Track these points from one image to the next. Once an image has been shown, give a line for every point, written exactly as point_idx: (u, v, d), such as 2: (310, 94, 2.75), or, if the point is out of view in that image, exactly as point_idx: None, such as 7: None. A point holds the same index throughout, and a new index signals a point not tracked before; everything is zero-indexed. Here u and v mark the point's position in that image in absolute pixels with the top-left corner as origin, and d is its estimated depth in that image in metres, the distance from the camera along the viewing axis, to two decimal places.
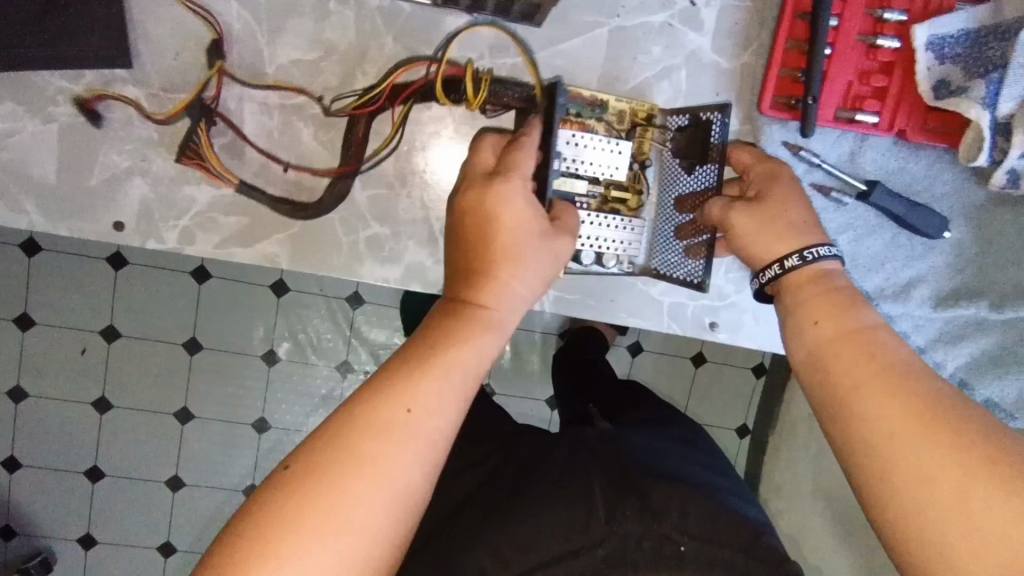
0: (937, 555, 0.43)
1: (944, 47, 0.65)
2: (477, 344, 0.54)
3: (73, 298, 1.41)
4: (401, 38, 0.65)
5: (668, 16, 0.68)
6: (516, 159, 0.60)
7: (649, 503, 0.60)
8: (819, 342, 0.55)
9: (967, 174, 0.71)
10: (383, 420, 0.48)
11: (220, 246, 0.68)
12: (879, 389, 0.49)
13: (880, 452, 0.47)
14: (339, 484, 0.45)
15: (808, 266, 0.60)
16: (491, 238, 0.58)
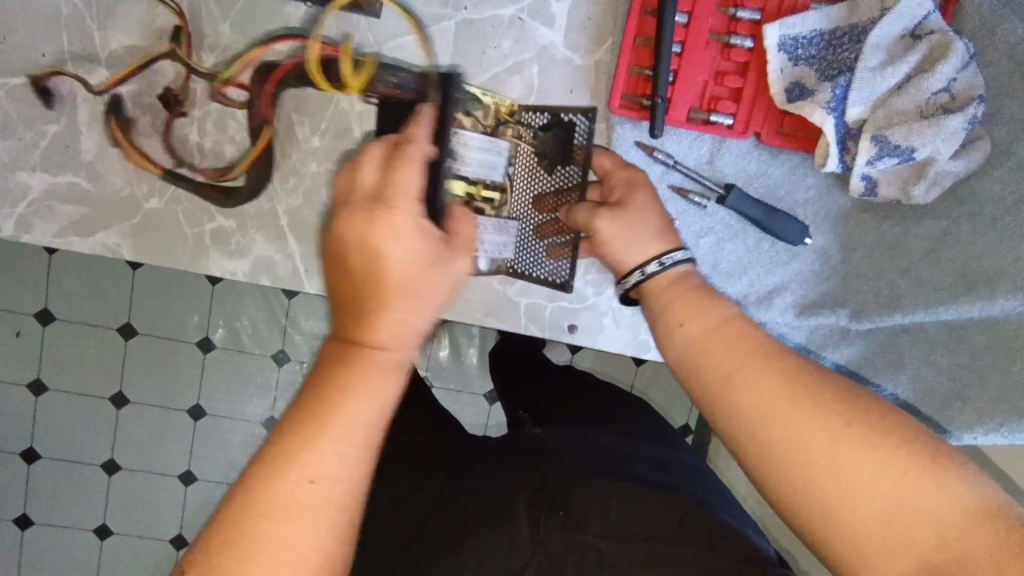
0: (823, 517, 0.45)
1: (796, 48, 0.63)
2: (369, 394, 0.49)
3: (5, 281, 1.41)
4: (238, 25, 0.64)
5: (517, 9, 0.66)
6: (401, 179, 0.51)
7: (572, 515, 0.60)
8: (699, 334, 0.53)
9: (830, 179, 0.69)
10: (283, 497, 0.46)
11: (59, 234, 0.67)
12: (757, 377, 0.49)
13: (769, 446, 0.47)
14: (249, 570, 0.46)
15: (667, 271, 0.58)
16: (378, 280, 0.50)
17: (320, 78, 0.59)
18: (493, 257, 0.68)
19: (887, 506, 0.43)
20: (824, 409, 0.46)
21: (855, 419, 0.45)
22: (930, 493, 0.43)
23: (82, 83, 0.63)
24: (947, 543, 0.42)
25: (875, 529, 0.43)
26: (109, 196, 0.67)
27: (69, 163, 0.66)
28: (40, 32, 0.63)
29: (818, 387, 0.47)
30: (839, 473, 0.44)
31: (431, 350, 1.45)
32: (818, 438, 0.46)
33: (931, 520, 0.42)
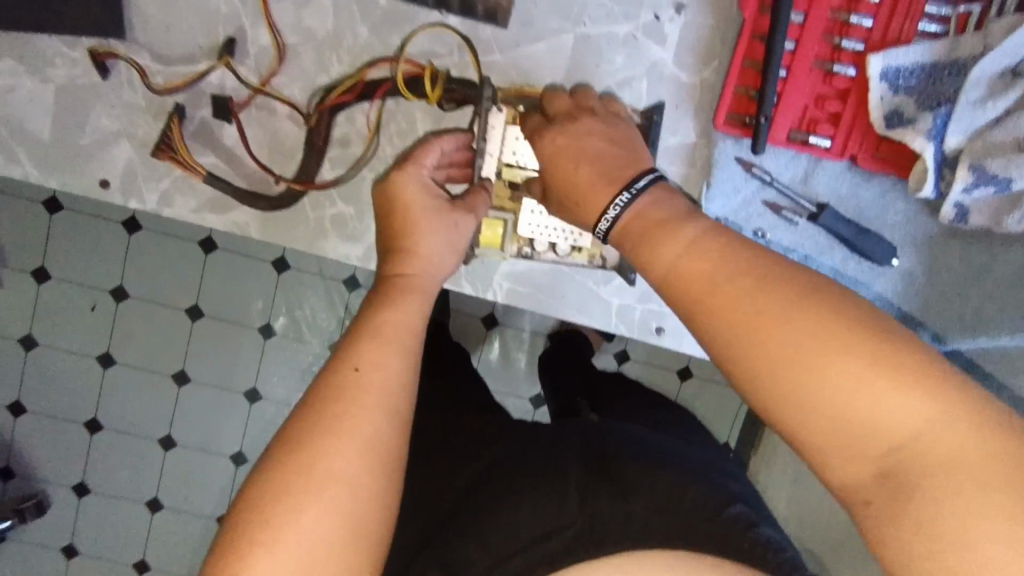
0: (800, 433, 0.42)
1: (898, 79, 0.67)
2: (404, 307, 0.60)
3: (80, 255, 1.41)
4: (375, 29, 0.69)
5: (632, 28, 0.70)
6: (419, 150, 0.68)
7: (620, 487, 0.64)
8: (675, 257, 0.48)
9: (920, 205, 0.71)
10: (337, 386, 0.55)
11: (196, 210, 0.73)
12: (722, 290, 0.45)
13: (751, 362, 0.43)
14: (306, 451, 0.52)
15: (625, 213, 0.53)
16: (399, 220, 0.66)
17: (404, 91, 0.68)
18: (571, 245, 0.73)
19: (835, 417, 0.40)
20: (779, 322, 0.42)
21: (801, 334, 0.42)
22: (883, 406, 0.39)
23: (143, 78, 0.68)
24: (902, 446, 0.39)
25: (844, 448, 0.41)
26: (244, 178, 0.73)
27: (212, 147, 0.72)
28: (199, 26, 0.69)
29: (775, 302, 0.43)
30: (785, 386, 0.42)
31: (483, 351, 1.45)
32: (770, 350, 0.42)
33: (884, 430, 0.39)
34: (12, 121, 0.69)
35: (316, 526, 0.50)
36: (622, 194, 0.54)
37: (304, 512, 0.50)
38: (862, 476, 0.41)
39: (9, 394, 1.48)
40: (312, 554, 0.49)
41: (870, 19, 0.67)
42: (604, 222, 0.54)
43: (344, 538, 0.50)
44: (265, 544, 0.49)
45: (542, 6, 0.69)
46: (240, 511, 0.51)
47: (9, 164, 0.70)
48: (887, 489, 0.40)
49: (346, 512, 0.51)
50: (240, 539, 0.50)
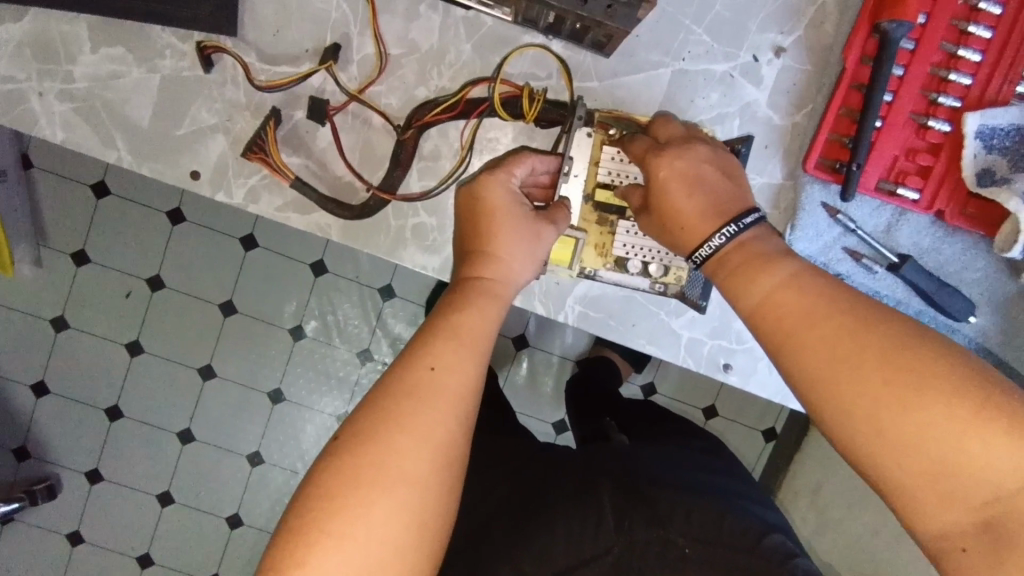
0: (882, 467, 0.43)
1: (993, 138, 0.67)
2: (484, 311, 0.57)
3: (122, 240, 1.40)
4: (478, 47, 0.71)
5: (729, 67, 0.71)
6: (510, 159, 0.65)
7: (657, 510, 0.61)
8: (770, 289, 0.50)
9: (1001, 265, 0.72)
10: (411, 383, 0.51)
11: (280, 209, 0.73)
12: (819, 325, 0.46)
13: (836, 389, 0.44)
14: (375, 449, 0.48)
15: (729, 244, 0.55)
16: (480, 223, 0.62)
17: (501, 112, 0.69)
18: (663, 265, 0.72)
19: (919, 448, 0.41)
20: (876, 361, 0.43)
21: (903, 376, 0.42)
22: (989, 457, 0.40)
23: (247, 75, 0.69)
24: (1005, 498, 0.40)
25: (924, 484, 0.42)
26: (331, 182, 0.73)
27: (304, 149, 0.72)
28: (309, 31, 0.70)
29: (874, 340, 0.44)
30: (882, 423, 0.43)
31: (511, 369, 1.41)
32: (868, 389, 0.43)
33: (986, 480, 0.40)
34: (114, 106, 0.70)
35: (382, 526, 0.47)
36: (729, 225, 0.55)
37: (373, 510, 0.46)
38: (959, 524, 0.41)
39: (33, 373, 1.45)
40: (378, 554, 0.46)
41: (970, 77, 0.68)
42: (704, 249, 0.55)
43: (410, 540, 0.47)
44: (332, 541, 0.45)
45: (644, 38, 0.70)
46: (300, 507, 0.47)
47: (105, 148, 0.71)
48: (985, 538, 0.41)
49: (414, 515, 0.48)
50: (302, 534, 0.46)
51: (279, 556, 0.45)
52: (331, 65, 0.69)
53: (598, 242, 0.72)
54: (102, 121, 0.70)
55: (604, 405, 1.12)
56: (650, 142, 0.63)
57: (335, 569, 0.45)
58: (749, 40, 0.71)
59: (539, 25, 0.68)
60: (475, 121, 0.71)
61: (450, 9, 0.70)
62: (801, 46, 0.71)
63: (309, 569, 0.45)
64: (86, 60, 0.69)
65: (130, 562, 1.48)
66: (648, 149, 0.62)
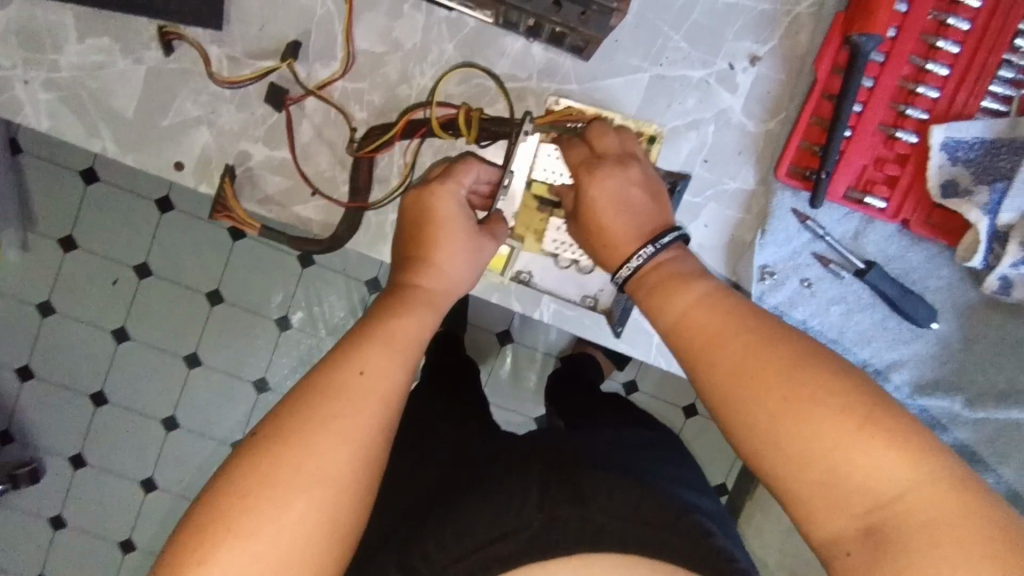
0: (779, 475, 0.47)
1: (958, 150, 0.69)
2: (417, 318, 0.58)
3: (110, 227, 1.40)
4: (460, 47, 0.72)
5: (706, 73, 0.73)
6: (460, 167, 0.64)
7: (581, 489, 0.62)
8: (686, 307, 0.54)
9: (963, 273, 0.74)
10: (337, 384, 0.51)
11: (261, 203, 0.75)
12: (728, 342, 0.50)
13: (743, 403, 0.48)
14: (295, 447, 0.49)
15: (648, 265, 0.57)
16: (423, 230, 0.62)
17: (440, 134, 0.69)
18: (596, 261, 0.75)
19: (812, 460, 0.46)
20: (774, 376, 0.48)
21: (796, 390, 0.47)
22: (870, 464, 0.44)
23: (206, 67, 0.70)
24: (883, 505, 0.44)
25: (814, 492, 0.46)
26: (312, 176, 0.74)
27: (286, 143, 0.73)
28: (293, 26, 0.71)
29: (773, 357, 0.48)
30: (777, 436, 0.47)
31: (494, 364, 1.43)
32: (767, 402, 0.47)
33: (866, 489, 0.45)
34: (99, 96, 0.71)
35: (292, 525, 0.47)
36: (648, 245, 0.58)
37: (285, 507, 0.47)
38: (844, 530, 0.45)
39: (19, 357, 1.45)
40: (286, 553, 0.47)
41: (937, 91, 0.70)
42: (625, 270, 0.58)
43: (321, 538, 0.48)
44: (241, 534, 0.47)
45: (623, 43, 0.72)
46: (214, 495, 0.48)
47: (90, 138, 0.72)
48: (865, 544, 0.45)
49: (326, 517, 0.48)
50: (217, 522, 0.47)
51: (190, 541, 0.47)
52: (292, 62, 0.70)
53: (536, 231, 0.75)
54: (87, 110, 0.71)
55: (571, 391, 1.13)
56: (589, 150, 0.64)
57: (239, 561, 0.46)
58: (725, 47, 0.72)
59: (520, 28, 0.69)
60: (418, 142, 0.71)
61: (432, 10, 0.71)
62: (775, 54, 0.72)
63: (215, 558, 0.46)
64: (71, 50, 0.70)
65: (113, 547, 1.49)
66: (589, 159, 0.63)
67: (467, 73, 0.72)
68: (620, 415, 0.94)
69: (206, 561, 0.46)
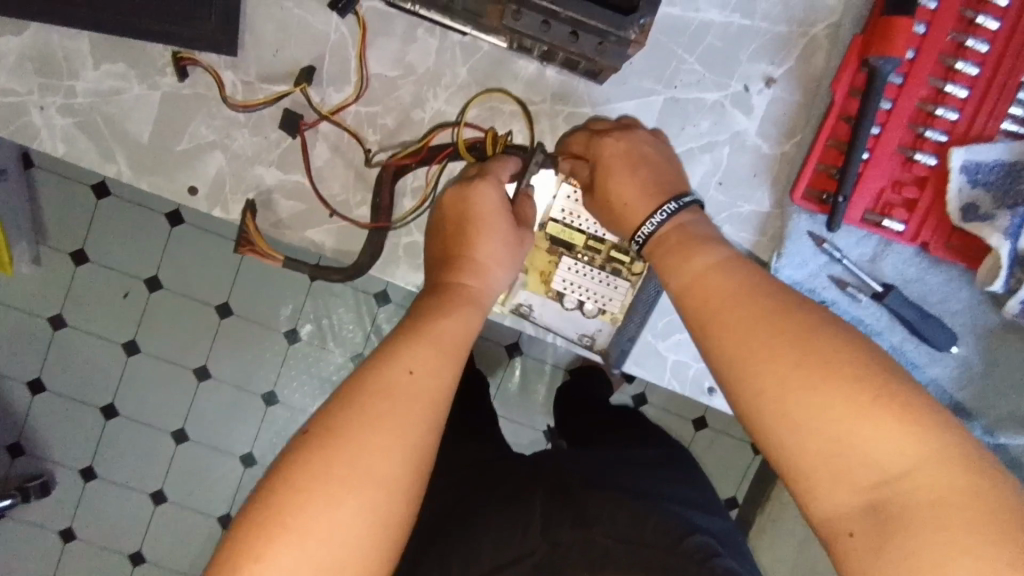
0: (788, 444, 0.47)
1: (978, 173, 0.68)
2: (462, 316, 0.56)
3: (121, 241, 1.41)
4: (474, 71, 0.72)
5: (721, 96, 0.72)
6: (495, 165, 0.65)
7: (584, 513, 0.60)
8: (702, 269, 0.55)
9: (983, 297, 0.73)
10: (387, 382, 0.49)
11: (275, 225, 0.74)
12: (739, 306, 0.51)
13: (755, 368, 0.48)
14: (348, 446, 0.46)
15: (667, 222, 0.59)
16: (467, 229, 0.61)
17: (466, 155, 0.71)
18: (599, 306, 0.76)
19: (825, 431, 0.45)
20: (788, 341, 0.48)
21: (808, 358, 0.47)
22: (878, 438, 0.44)
23: (221, 92, 0.70)
24: (891, 481, 0.44)
25: (823, 467, 0.45)
26: (325, 199, 0.74)
27: (300, 167, 0.73)
28: (306, 51, 0.71)
29: (784, 324, 0.49)
30: (787, 404, 0.47)
31: (503, 377, 1.42)
32: (780, 367, 0.47)
33: (875, 463, 0.44)
34: (114, 121, 0.71)
35: (348, 524, 0.45)
36: (666, 206, 0.60)
37: (337, 507, 0.45)
38: (848, 506, 0.45)
39: (31, 371, 1.46)
40: (338, 553, 0.44)
41: (956, 112, 0.69)
42: (645, 228, 0.60)
43: (373, 539, 0.46)
44: (294, 533, 0.44)
45: (637, 66, 0.72)
46: (262, 495, 0.45)
47: (104, 162, 0.72)
48: (869, 520, 0.44)
49: (380, 516, 0.46)
50: (266, 523, 0.44)
51: (238, 548, 0.44)
52: (305, 87, 0.70)
53: (542, 270, 0.75)
54: (102, 135, 0.71)
55: (575, 409, 1.12)
56: (590, 131, 0.68)
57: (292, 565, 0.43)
58: (739, 70, 0.72)
59: (534, 52, 0.69)
60: (440, 165, 0.72)
61: (446, 34, 0.71)
62: (791, 76, 0.72)
63: (266, 563, 0.43)
64: (86, 75, 0.70)
65: (122, 560, 1.49)
66: (592, 136, 0.67)
67: (487, 97, 0.72)
68: (626, 432, 0.92)
69: (258, 565, 0.43)
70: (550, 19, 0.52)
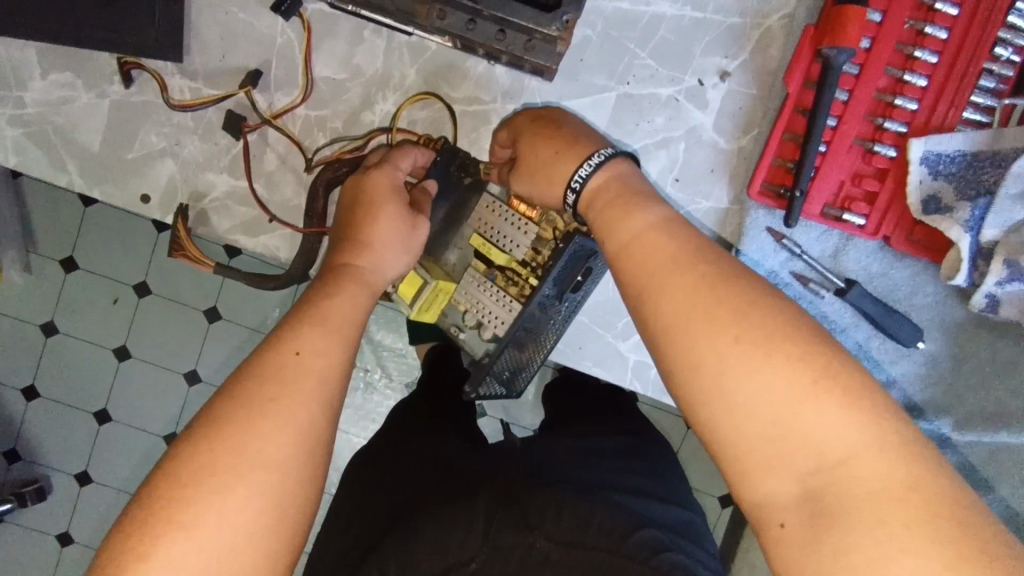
0: (720, 428, 0.43)
1: (939, 164, 0.67)
2: (352, 298, 0.56)
3: (108, 245, 1.40)
4: (423, 71, 0.71)
5: (674, 91, 0.71)
6: (397, 153, 0.66)
7: (526, 515, 0.59)
8: (641, 228, 0.49)
9: (950, 291, 0.71)
10: (272, 366, 0.47)
11: (228, 231, 0.74)
12: (678, 273, 0.46)
13: (688, 343, 0.44)
14: (231, 431, 0.44)
15: (601, 166, 0.55)
16: (359, 212, 0.62)
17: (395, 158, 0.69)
18: (490, 325, 0.74)
19: (760, 412, 0.41)
20: (729, 312, 0.43)
21: (750, 332, 0.42)
22: (819, 422, 0.40)
23: (162, 90, 0.70)
24: (829, 466, 0.40)
25: (759, 451, 0.41)
26: (279, 204, 0.74)
27: (251, 173, 0.73)
28: (253, 56, 0.71)
29: (723, 293, 0.44)
30: (723, 381, 0.42)
31: None
32: (719, 341, 0.42)
33: (814, 447, 0.40)
34: (64, 130, 0.71)
35: (238, 515, 0.43)
36: (592, 158, 0.56)
37: (230, 495, 0.43)
38: (783, 494, 0.41)
39: (24, 378, 1.45)
40: (230, 545, 0.42)
41: (916, 102, 0.67)
42: (578, 176, 0.55)
43: (271, 525, 0.44)
44: (181, 529, 0.41)
45: (587, 62, 0.71)
46: (147, 494, 0.43)
47: (56, 172, 0.72)
48: (805, 509, 0.40)
49: (274, 499, 0.44)
50: (150, 521, 0.42)
51: (122, 551, 0.41)
52: (249, 89, 0.69)
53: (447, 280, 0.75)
54: (53, 145, 0.71)
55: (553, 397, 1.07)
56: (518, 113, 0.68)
57: (183, 561, 0.41)
58: (693, 63, 0.70)
59: (479, 51, 0.68)
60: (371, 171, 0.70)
61: (393, 34, 0.70)
62: (745, 69, 0.70)
63: (154, 561, 0.41)
64: (36, 86, 0.70)
65: None
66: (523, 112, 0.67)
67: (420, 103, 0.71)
68: (591, 413, 0.92)
69: (143, 564, 0.41)
70: (476, 17, 0.59)
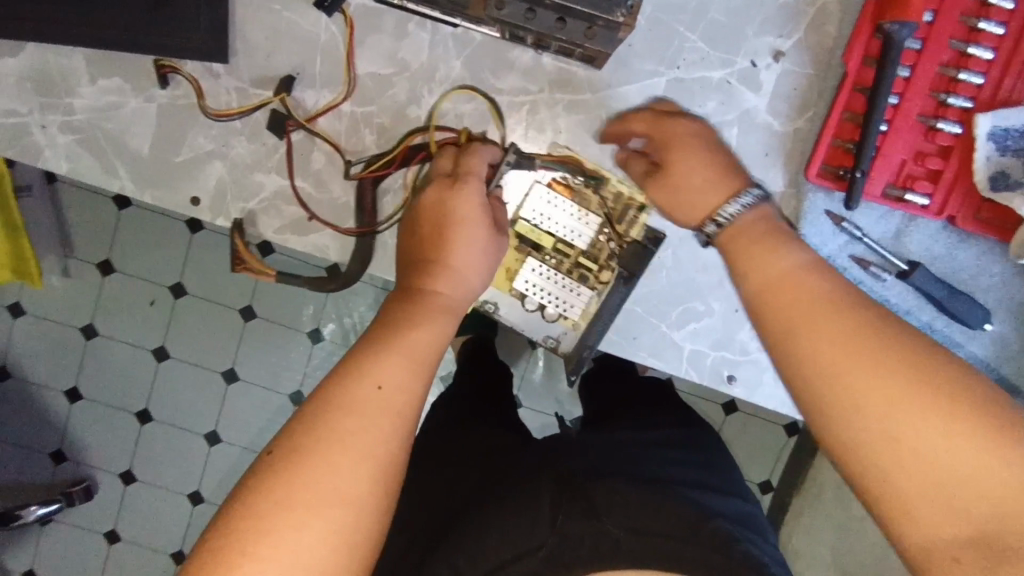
0: (882, 470, 0.42)
1: (1007, 140, 0.65)
2: (434, 327, 0.54)
3: (144, 248, 1.41)
4: (469, 63, 0.70)
5: (726, 74, 0.69)
6: (472, 160, 0.64)
7: (592, 504, 0.59)
8: (788, 269, 0.50)
9: (1016, 269, 0.69)
10: (354, 400, 0.47)
11: (278, 231, 0.74)
12: (831, 317, 0.46)
13: (848, 383, 0.43)
14: (308, 465, 0.44)
15: (754, 203, 0.55)
16: (440, 236, 0.60)
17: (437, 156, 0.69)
18: (559, 312, 0.75)
19: (926, 454, 0.41)
20: (893, 358, 0.43)
21: (909, 373, 0.42)
22: (987, 463, 0.40)
23: (200, 101, 0.70)
24: (999, 507, 0.40)
25: (925, 491, 0.41)
26: (326, 204, 0.73)
27: (297, 172, 0.72)
28: (298, 54, 0.70)
29: (881, 337, 0.44)
30: (890, 423, 0.42)
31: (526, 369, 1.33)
32: (879, 384, 0.43)
33: (983, 487, 0.40)
34: (114, 135, 0.71)
35: (309, 550, 0.43)
36: (741, 197, 0.56)
37: (303, 530, 0.43)
38: (952, 534, 0.40)
39: (66, 381, 1.47)
40: None
41: (981, 76, 0.65)
42: (726, 212, 0.55)
43: (341, 561, 0.44)
44: (256, 562, 0.42)
45: (636, 47, 0.69)
46: (223, 522, 0.43)
47: (108, 177, 0.72)
48: (979, 550, 0.39)
49: (345, 534, 0.44)
50: (226, 553, 0.42)
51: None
52: (284, 95, 0.69)
53: (508, 267, 0.75)
54: (104, 150, 0.72)
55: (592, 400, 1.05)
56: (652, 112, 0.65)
57: None
58: (746, 44, 0.68)
59: (528, 41, 0.67)
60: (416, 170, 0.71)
61: (438, 27, 0.69)
62: (800, 48, 0.68)
63: None
64: (85, 91, 0.70)
65: (163, 562, 1.49)
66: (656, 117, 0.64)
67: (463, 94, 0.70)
68: (637, 407, 0.90)
69: None
70: (537, 6, 0.57)
